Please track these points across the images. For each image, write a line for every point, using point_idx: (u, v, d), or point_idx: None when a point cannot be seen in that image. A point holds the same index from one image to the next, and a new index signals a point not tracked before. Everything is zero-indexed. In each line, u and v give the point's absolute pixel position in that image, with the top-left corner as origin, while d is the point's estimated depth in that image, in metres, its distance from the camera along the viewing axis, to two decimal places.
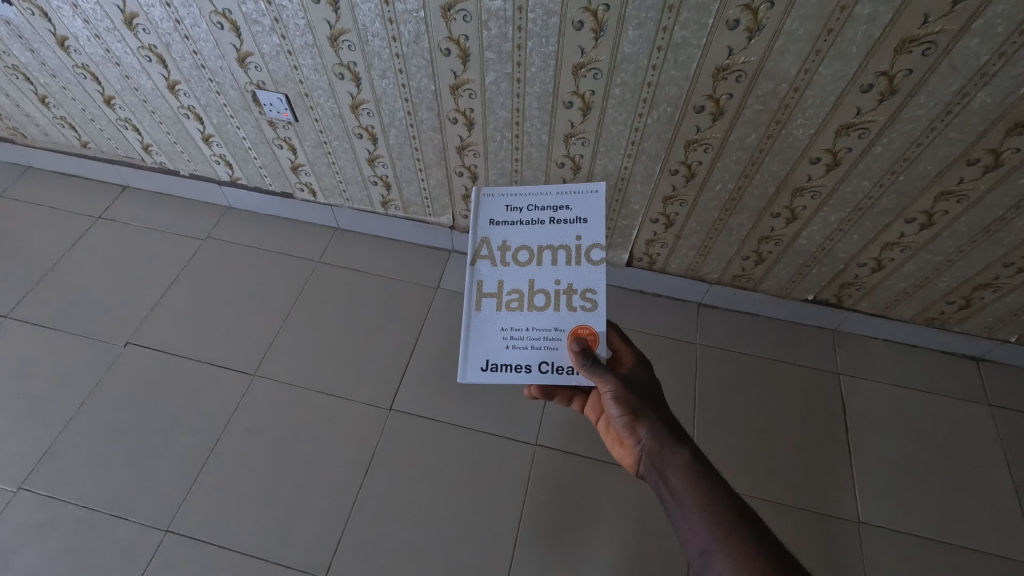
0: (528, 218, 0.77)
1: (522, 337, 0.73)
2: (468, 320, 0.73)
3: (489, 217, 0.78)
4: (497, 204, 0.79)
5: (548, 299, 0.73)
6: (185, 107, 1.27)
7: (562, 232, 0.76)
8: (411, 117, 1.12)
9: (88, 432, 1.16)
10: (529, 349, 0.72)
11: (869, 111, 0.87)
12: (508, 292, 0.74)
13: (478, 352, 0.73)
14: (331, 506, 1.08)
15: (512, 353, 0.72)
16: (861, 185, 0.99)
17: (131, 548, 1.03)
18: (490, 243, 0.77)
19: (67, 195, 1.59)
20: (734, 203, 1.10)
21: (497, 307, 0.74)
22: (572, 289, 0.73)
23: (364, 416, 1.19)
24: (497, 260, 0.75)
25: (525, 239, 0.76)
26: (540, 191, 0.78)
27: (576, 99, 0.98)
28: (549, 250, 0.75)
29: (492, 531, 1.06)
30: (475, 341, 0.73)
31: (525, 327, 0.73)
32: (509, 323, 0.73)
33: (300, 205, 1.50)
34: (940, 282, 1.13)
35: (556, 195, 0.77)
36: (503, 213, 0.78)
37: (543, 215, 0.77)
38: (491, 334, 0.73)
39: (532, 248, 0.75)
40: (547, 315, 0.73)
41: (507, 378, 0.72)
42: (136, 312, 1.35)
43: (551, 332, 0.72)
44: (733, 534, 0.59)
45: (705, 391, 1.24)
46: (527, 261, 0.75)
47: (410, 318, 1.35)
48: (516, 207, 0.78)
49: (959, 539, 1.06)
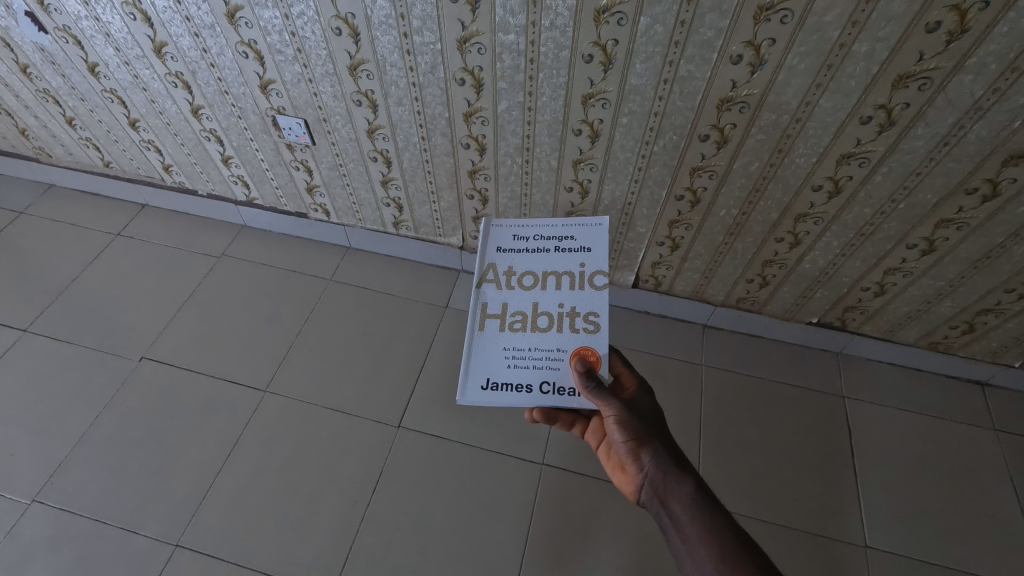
0: (533, 247, 0.82)
1: (524, 357, 0.74)
2: (471, 339, 0.75)
3: (496, 244, 0.82)
4: (505, 233, 0.83)
5: (551, 321, 0.76)
6: (206, 130, 1.32)
7: (567, 259, 0.80)
8: (425, 142, 1.16)
9: (102, 445, 1.18)
10: (532, 369, 0.73)
11: (869, 141, 0.90)
12: (512, 314, 0.77)
13: (479, 371, 0.74)
14: (339, 523, 1.09)
15: (513, 372, 0.73)
16: (863, 212, 1.01)
17: (142, 561, 1.04)
18: (496, 268, 0.80)
19: (88, 213, 1.63)
20: (738, 227, 1.12)
21: (500, 328, 0.76)
22: (575, 312, 0.76)
23: (373, 432, 1.21)
24: (502, 284, 0.79)
25: (530, 265, 0.80)
26: (545, 222, 0.83)
27: (585, 126, 1.02)
28: (554, 275, 0.79)
29: (498, 550, 1.06)
30: (477, 359, 0.74)
31: (528, 347, 0.75)
32: (512, 344, 0.75)
33: (313, 225, 1.53)
34: (943, 307, 1.15)
35: (562, 227, 0.83)
36: (510, 241, 0.83)
37: (548, 244, 0.81)
38: (493, 353, 0.75)
39: (537, 273, 0.79)
40: (549, 336, 0.75)
41: (507, 398, 0.72)
42: (152, 327, 1.38)
43: (553, 352, 0.74)
44: (737, 568, 0.60)
45: (710, 413, 1.25)
46: (532, 284, 0.78)
47: (419, 337, 1.37)
48: (523, 237, 0.83)
49: (968, 565, 1.05)
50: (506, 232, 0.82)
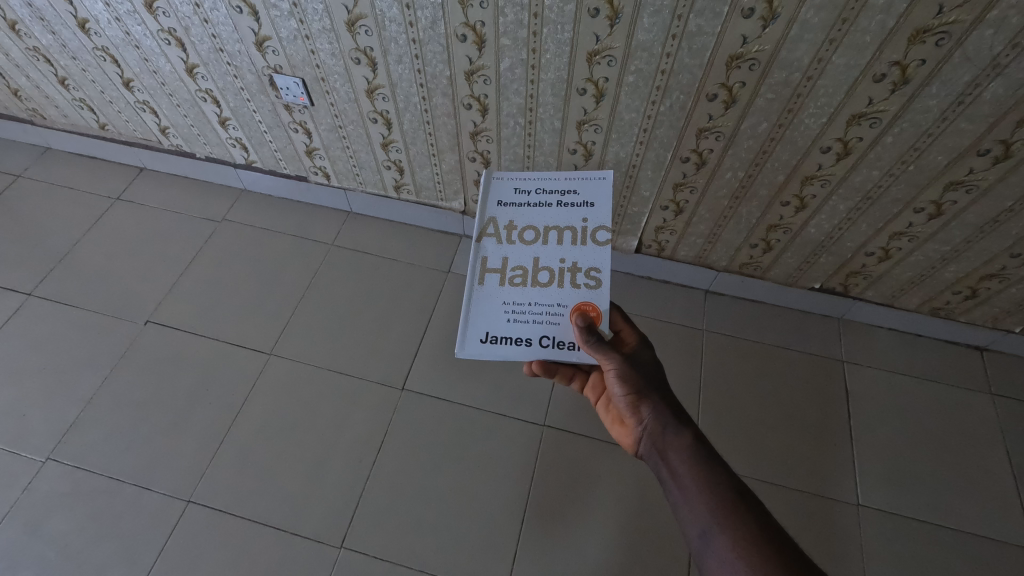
0: (535, 202, 0.82)
1: (524, 311, 0.75)
2: (470, 293, 0.76)
3: (498, 199, 0.83)
4: (506, 187, 0.84)
5: (552, 276, 0.76)
6: (202, 90, 1.29)
7: (568, 214, 0.80)
8: (425, 102, 1.13)
9: (111, 406, 1.20)
10: (531, 323, 0.73)
11: (881, 100, 0.88)
12: (512, 269, 0.77)
13: (479, 325, 0.74)
14: (346, 481, 1.12)
15: (513, 326, 0.74)
16: (871, 175, 1.00)
17: (156, 516, 1.07)
18: (496, 222, 0.81)
19: (86, 176, 1.62)
20: (744, 191, 1.11)
21: (500, 283, 0.76)
22: (576, 267, 0.76)
23: (378, 394, 1.23)
24: (502, 239, 0.79)
25: (532, 220, 0.80)
26: (547, 178, 0.84)
27: (589, 85, 0.99)
28: (556, 229, 0.79)
29: (501, 507, 1.09)
30: (477, 313, 0.75)
31: (528, 302, 0.75)
32: (512, 298, 0.75)
33: (313, 188, 1.52)
34: (947, 272, 1.14)
35: (564, 182, 0.84)
36: (511, 196, 0.83)
37: (551, 199, 0.82)
38: (494, 306, 0.75)
39: (539, 228, 0.79)
40: (550, 291, 0.75)
41: (506, 351, 0.73)
42: (156, 291, 1.38)
43: (554, 307, 0.74)
44: (732, 517, 0.61)
45: (710, 376, 1.27)
46: (534, 238, 0.79)
47: (421, 301, 1.38)
48: (525, 191, 0.84)
49: (955, 522, 1.09)
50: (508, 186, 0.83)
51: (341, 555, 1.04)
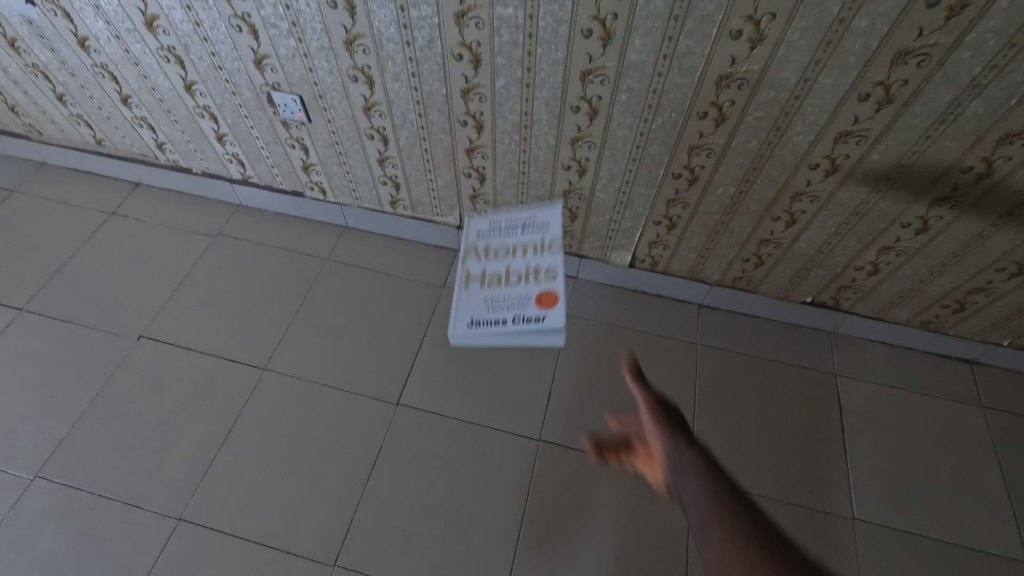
0: (505, 232, 1.17)
1: (500, 302, 0.99)
2: (458, 294, 1.02)
3: (475, 233, 1.16)
4: (480, 226, 1.19)
5: (520, 277, 1.03)
6: (200, 107, 1.30)
7: (529, 236, 1.15)
8: (422, 119, 1.15)
9: (102, 423, 1.19)
10: (505, 309, 0.97)
11: (866, 119, 0.90)
12: (490, 275, 1.04)
13: (465, 314, 0.98)
14: (340, 497, 1.11)
15: (490, 312, 0.98)
16: (859, 191, 1.02)
17: (145, 535, 1.06)
18: (477, 248, 1.13)
19: (81, 191, 1.62)
20: (735, 206, 1.13)
21: (481, 285, 1.03)
22: (538, 271, 1.04)
23: (372, 409, 1.22)
24: (483, 255, 1.10)
25: (502, 243, 1.13)
26: (514, 215, 1.21)
27: (583, 103, 1.01)
28: (523, 247, 1.12)
29: (497, 523, 1.09)
30: (463, 305, 1.00)
31: (502, 295, 1.00)
32: (490, 294, 1.00)
33: (309, 204, 1.53)
34: (935, 286, 1.16)
35: (523, 219, 1.20)
36: (485, 229, 1.18)
37: (514, 231, 1.17)
38: (477, 302, 1.00)
39: (508, 246, 1.12)
40: (520, 286, 1.01)
41: (487, 331, 0.96)
42: (150, 306, 1.38)
43: (521, 297, 0.99)
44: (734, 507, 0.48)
45: (705, 389, 1.27)
46: (505, 257, 1.09)
47: (416, 315, 1.38)
48: (497, 224, 1.19)
49: (951, 536, 1.09)
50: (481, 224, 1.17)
51: (334, 573, 1.03)
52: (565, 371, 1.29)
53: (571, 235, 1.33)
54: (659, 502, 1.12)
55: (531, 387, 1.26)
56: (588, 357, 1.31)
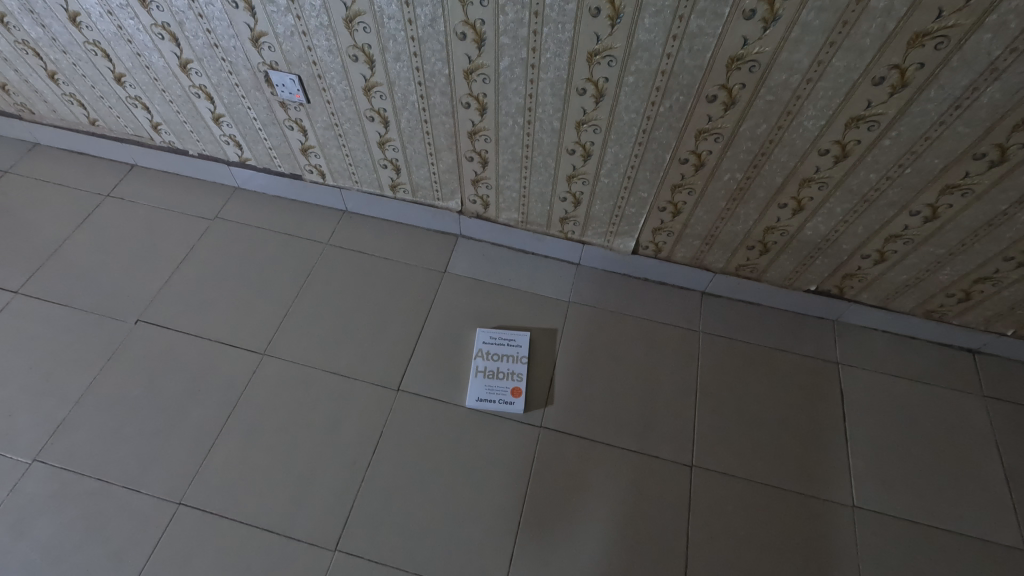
0: (499, 360, 1.26)
1: (494, 396, 1.22)
2: (467, 373, 1.25)
3: (478, 349, 1.28)
4: (481, 345, 1.29)
5: (510, 357, 1.27)
6: (196, 86, 1.27)
7: (517, 358, 1.27)
8: (423, 100, 1.13)
9: (101, 407, 1.18)
10: (498, 399, 1.21)
11: (879, 104, 0.88)
12: (489, 364, 1.26)
13: (472, 391, 1.22)
14: (341, 483, 1.11)
15: (487, 404, 1.21)
16: (868, 178, 1.00)
17: (145, 519, 1.06)
18: (477, 362, 1.26)
19: (76, 173, 1.59)
20: (742, 192, 1.11)
21: (482, 372, 1.25)
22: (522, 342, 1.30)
23: (373, 395, 1.21)
24: (481, 369, 1.25)
25: (496, 364, 1.26)
26: (505, 330, 1.32)
27: (589, 85, 0.99)
28: (512, 350, 1.28)
29: (497, 509, 1.09)
30: (470, 387, 1.23)
31: (497, 388, 1.23)
32: (489, 382, 1.23)
33: (308, 187, 1.50)
34: (941, 275, 1.15)
35: (513, 337, 1.30)
36: (485, 355, 1.27)
37: (508, 354, 1.28)
38: (479, 383, 1.23)
39: (501, 366, 1.26)
40: (509, 371, 1.25)
41: (488, 407, 1.20)
42: (147, 290, 1.36)
43: (508, 390, 1.23)
44: None
45: (707, 377, 1.27)
46: (495, 355, 1.27)
47: (417, 301, 1.36)
48: (493, 353, 1.28)
49: (949, 523, 1.10)
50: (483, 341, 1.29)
51: (335, 558, 1.03)
52: (566, 359, 1.28)
53: (575, 221, 1.31)
54: (660, 489, 1.12)
55: (533, 374, 1.26)
56: (589, 344, 1.31)
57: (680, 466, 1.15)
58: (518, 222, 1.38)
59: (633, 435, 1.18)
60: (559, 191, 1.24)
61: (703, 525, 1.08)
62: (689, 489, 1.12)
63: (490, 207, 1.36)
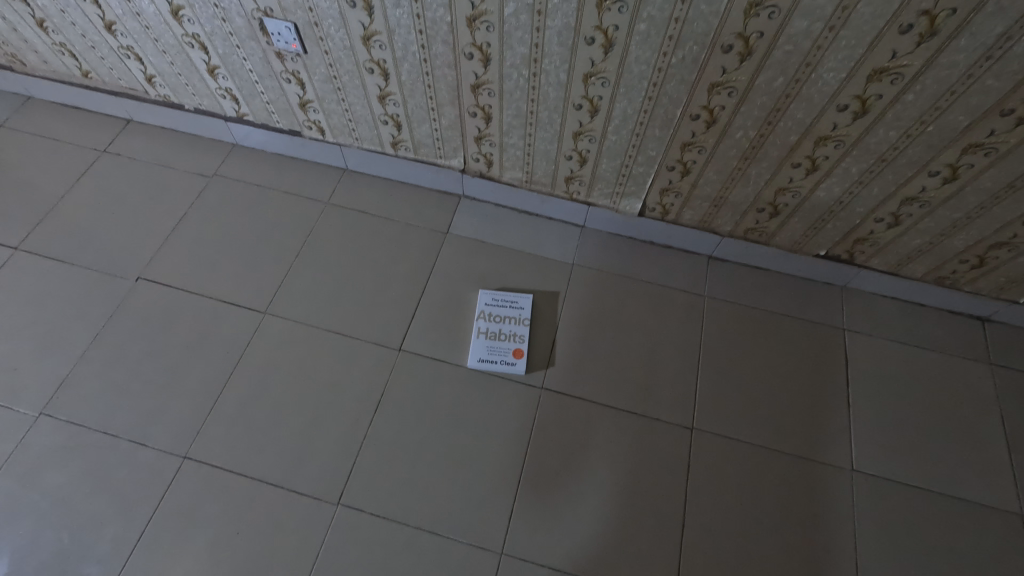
0: (500, 322, 1.25)
1: (496, 357, 1.21)
2: (468, 334, 1.24)
3: (479, 312, 1.27)
4: (482, 307, 1.28)
5: (512, 319, 1.26)
6: (189, 35, 1.22)
7: (518, 319, 1.26)
8: (425, 51, 1.08)
9: (104, 363, 1.19)
10: (499, 360, 1.21)
11: (905, 55, 0.84)
12: (490, 325, 1.25)
13: (473, 352, 1.22)
14: (343, 439, 1.12)
15: (489, 365, 1.20)
16: (887, 135, 0.96)
17: (152, 471, 1.07)
18: (478, 324, 1.26)
19: (70, 128, 1.56)
20: (754, 151, 1.07)
21: (483, 333, 1.24)
22: (525, 304, 1.29)
23: (375, 355, 1.21)
24: (482, 331, 1.24)
25: (498, 325, 1.25)
26: (506, 291, 1.30)
27: (598, 34, 0.95)
28: (513, 312, 1.27)
29: (498, 467, 1.10)
30: (471, 349, 1.22)
31: (499, 349, 1.22)
32: (490, 343, 1.23)
33: (307, 144, 1.46)
34: (957, 240, 1.12)
35: (514, 298, 1.29)
36: (486, 317, 1.26)
37: (509, 315, 1.26)
38: (480, 344, 1.23)
39: (502, 327, 1.25)
40: (512, 332, 1.24)
41: (489, 367, 1.20)
42: (147, 247, 1.35)
43: (511, 351, 1.22)
44: None
45: (710, 341, 1.26)
46: (497, 315, 1.26)
47: (419, 262, 1.35)
48: (494, 315, 1.26)
49: (947, 488, 1.10)
50: (484, 304, 1.28)
51: (338, 511, 1.05)
52: (569, 321, 1.27)
53: (580, 181, 1.28)
54: (659, 450, 1.12)
55: (535, 336, 1.25)
56: (592, 307, 1.29)
57: (680, 428, 1.15)
58: (522, 182, 1.34)
59: (634, 397, 1.18)
60: (565, 149, 1.20)
61: (701, 485, 1.09)
62: (688, 450, 1.13)
63: (493, 166, 1.32)
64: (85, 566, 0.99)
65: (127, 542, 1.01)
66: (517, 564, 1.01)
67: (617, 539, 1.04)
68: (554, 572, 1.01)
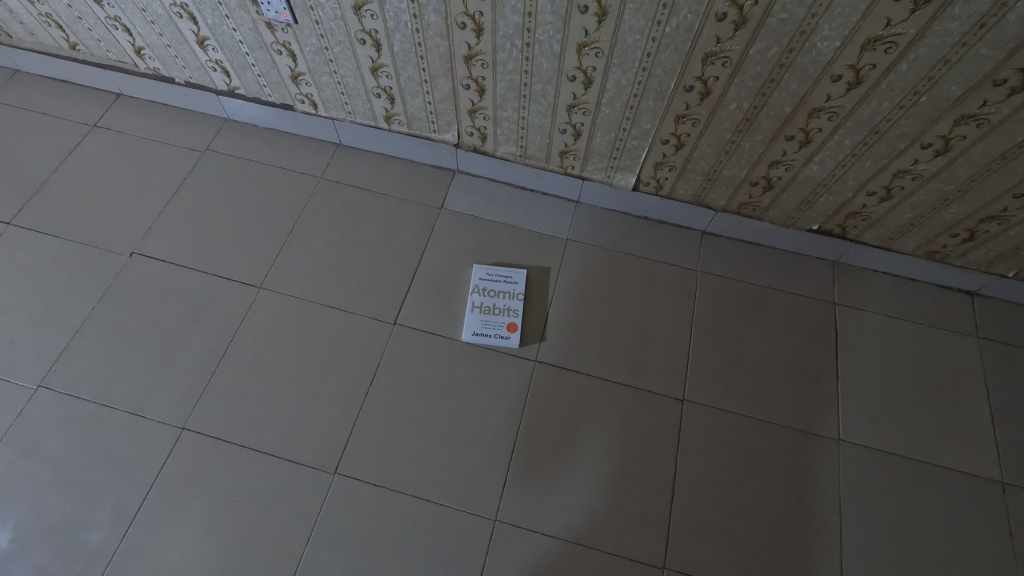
0: (492, 297, 1.26)
1: (488, 332, 1.22)
2: (463, 308, 1.25)
3: (474, 285, 1.28)
4: (476, 281, 1.28)
5: (504, 296, 1.26)
6: (177, 5, 1.20)
7: (511, 294, 1.26)
8: (417, 20, 1.07)
9: (101, 336, 1.19)
10: (491, 336, 1.22)
11: (899, 23, 0.84)
12: (483, 301, 1.26)
13: (467, 326, 1.23)
14: (339, 411, 1.13)
15: (481, 339, 1.21)
16: (881, 107, 0.96)
17: (152, 442, 1.09)
18: (473, 298, 1.26)
19: (60, 102, 1.54)
20: (748, 123, 1.07)
21: (477, 308, 1.25)
22: (517, 283, 1.28)
23: (370, 329, 1.22)
24: (477, 306, 1.25)
25: (491, 300, 1.26)
26: (500, 267, 1.30)
27: (592, 2, 0.94)
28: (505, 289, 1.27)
29: (492, 438, 1.12)
30: (466, 322, 1.23)
31: (490, 325, 1.23)
32: (483, 318, 1.23)
33: (301, 118, 1.45)
34: (948, 213, 1.13)
35: (508, 273, 1.29)
36: (480, 291, 1.27)
37: (502, 291, 1.27)
38: (473, 319, 1.23)
39: (494, 302, 1.25)
40: (503, 308, 1.25)
41: (483, 341, 1.21)
42: (140, 223, 1.34)
43: (501, 328, 1.22)
44: None
45: (703, 316, 1.27)
46: (490, 291, 1.27)
47: (413, 237, 1.35)
48: (487, 289, 1.27)
49: (932, 457, 1.13)
50: (478, 278, 1.29)
51: (335, 480, 1.07)
52: (562, 296, 1.28)
53: (575, 154, 1.28)
54: (651, 421, 1.14)
55: (529, 310, 1.26)
56: (586, 282, 1.30)
57: (671, 399, 1.17)
58: (517, 156, 1.34)
59: (627, 369, 1.20)
60: (559, 122, 1.20)
61: (690, 455, 1.11)
62: (678, 422, 1.14)
63: (487, 140, 1.32)
64: (88, 533, 1.01)
65: (128, 510, 1.03)
66: (511, 531, 1.04)
67: (610, 508, 1.07)
68: (547, 538, 1.03)
